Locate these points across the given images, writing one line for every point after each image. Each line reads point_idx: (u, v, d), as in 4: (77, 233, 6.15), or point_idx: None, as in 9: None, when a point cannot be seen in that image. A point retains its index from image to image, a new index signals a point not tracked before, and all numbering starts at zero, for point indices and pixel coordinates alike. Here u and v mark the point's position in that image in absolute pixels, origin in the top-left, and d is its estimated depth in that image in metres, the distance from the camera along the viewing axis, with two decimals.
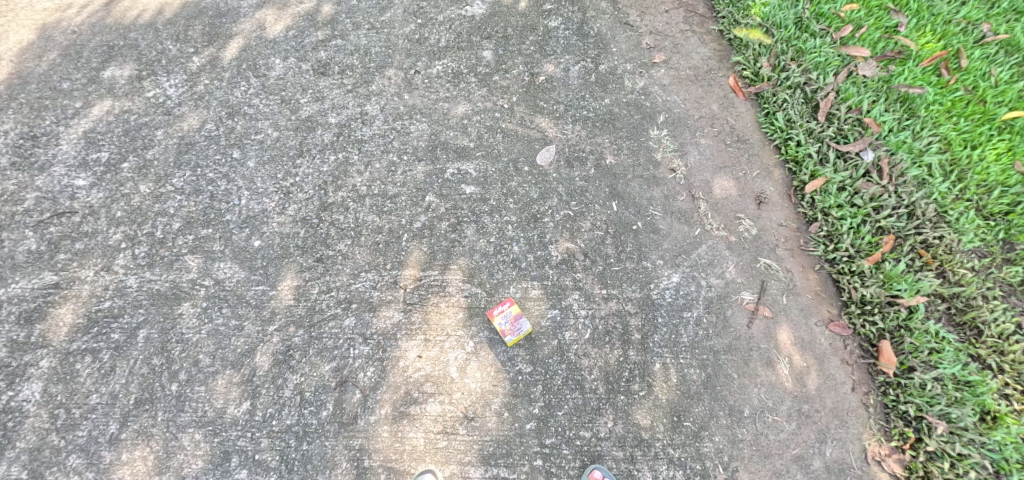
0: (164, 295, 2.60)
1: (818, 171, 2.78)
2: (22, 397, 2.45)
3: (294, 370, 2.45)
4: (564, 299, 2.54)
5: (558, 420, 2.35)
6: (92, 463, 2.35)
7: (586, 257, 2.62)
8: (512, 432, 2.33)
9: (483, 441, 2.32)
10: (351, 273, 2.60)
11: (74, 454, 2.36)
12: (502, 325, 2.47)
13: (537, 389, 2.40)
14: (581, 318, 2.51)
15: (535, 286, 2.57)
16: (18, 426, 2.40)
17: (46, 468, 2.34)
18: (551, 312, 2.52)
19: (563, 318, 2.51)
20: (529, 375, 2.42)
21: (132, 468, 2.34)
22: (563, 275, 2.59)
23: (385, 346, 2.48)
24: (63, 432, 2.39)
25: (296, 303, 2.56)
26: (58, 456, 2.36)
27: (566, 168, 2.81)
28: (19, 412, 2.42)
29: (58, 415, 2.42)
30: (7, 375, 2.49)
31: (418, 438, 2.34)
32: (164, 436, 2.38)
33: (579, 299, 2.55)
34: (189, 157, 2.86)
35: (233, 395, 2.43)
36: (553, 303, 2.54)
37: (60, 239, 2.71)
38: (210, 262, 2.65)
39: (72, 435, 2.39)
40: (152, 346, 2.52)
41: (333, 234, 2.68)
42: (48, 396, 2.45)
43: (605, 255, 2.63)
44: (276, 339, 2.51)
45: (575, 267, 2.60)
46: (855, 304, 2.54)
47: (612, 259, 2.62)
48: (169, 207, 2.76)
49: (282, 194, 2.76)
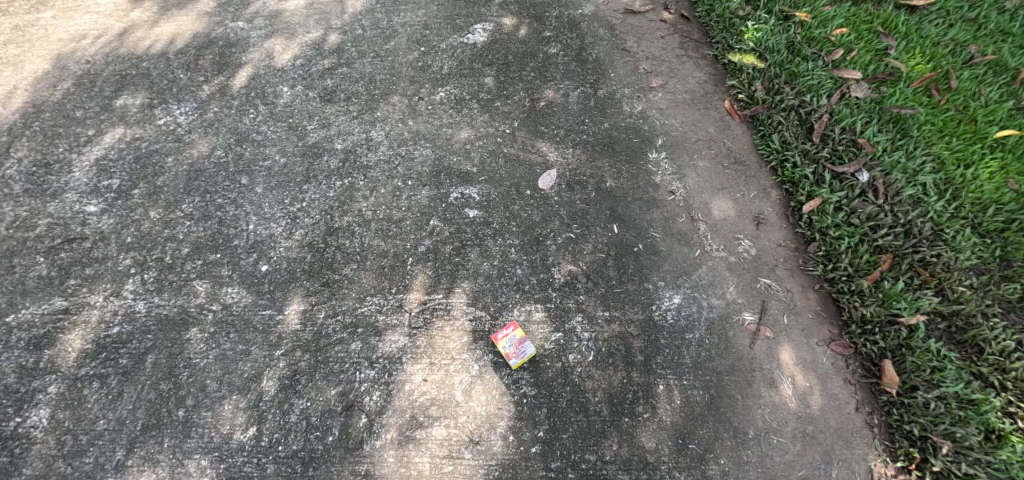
0: (172, 320, 2.65)
1: (815, 192, 2.84)
2: (29, 424, 2.55)
3: (301, 395, 2.51)
4: (568, 322, 2.58)
5: (563, 443, 2.36)
6: None
7: (588, 279, 2.66)
8: (518, 456, 2.34)
9: (489, 465, 2.33)
10: (357, 297, 2.62)
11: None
12: (506, 349, 2.50)
13: (542, 412, 2.42)
14: (584, 340, 2.54)
15: (538, 308, 2.60)
16: (25, 452, 2.49)
17: None
18: (555, 334, 2.55)
19: (567, 341, 2.54)
20: (533, 398, 2.45)
21: None
22: (566, 297, 2.63)
23: (391, 371, 2.52)
24: (70, 459, 2.49)
25: (302, 328, 2.59)
26: None
27: (567, 191, 2.85)
28: (26, 439, 2.51)
29: (65, 442, 2.51)
30: (15, 400, 2.59)
31: (423, 462, 2.35)
32: (170, 463, 2.46)
33: (582, 321, 2.58)
34: (198, 183, 2.87)
35: (240, 420, 2.50)
36: (556, 325, 2.57)
37: (71, 265, 2.78)
38: (219, 287, 2.67)
39: (79, 461, 2.49)
40: (160, 371, 2.60)
41: (340, 259, 2.68)
42: (55, 422, 2.56)
43: (607, 277, 2.66)
44: (282, 363, 2.55)
45: (579, 288, 2.64)
46: (855, 323, 2.57)
47: (615, 281, 2.66)
48: (178, 233, 2.77)
49: (290, 219, 2.76)
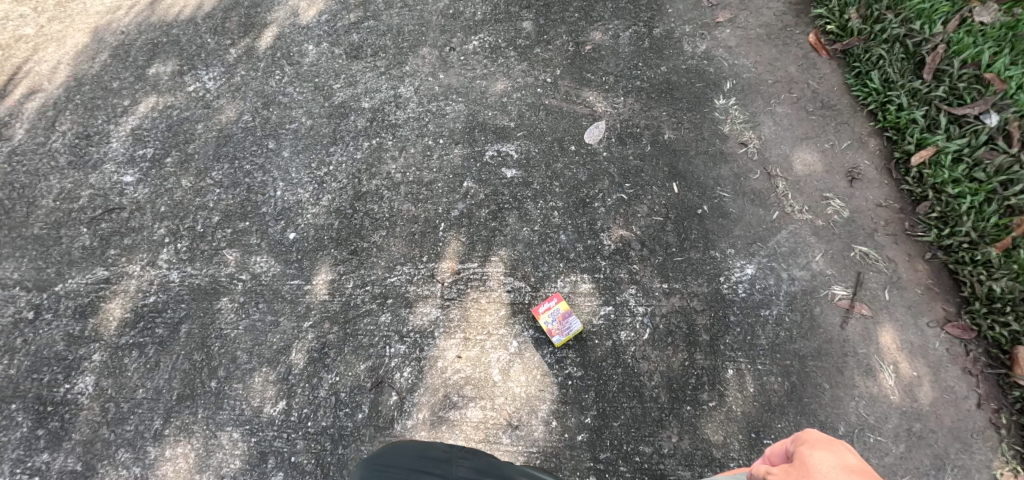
0: (204, 290, 2.57)
1: (926, 140, 2.31)
2: (77, 390, 2.59)
3: (329, 369, 2.36)
4: (620, 295, 2.26)
5: (614, 431, 2.09)
6: (139, 457, 2.45)
7: (643, 246, 2.32)
8: (562, 444, 2.10)
9: (530, 453, 2.11)
10: (386, 266, 2.41)
11: (122, 448, 2.46)
12: (548, 324, 2.22)
13: (590, 397, 2.15)
14: (639, 316, 2.22)
15: (585, 279, 2.30)
16: (75, 417, 2.55)
17: (99, 461, 2.46)
18: (605, 309, 2.25)
19: (618, 316, 2.24)
20: (579, 380, 2.18)
21: (174, 465, 2.41)
22: (616, 268, 2.31)
23: (422, 345, 2.32)
24: (113, 426, 2.51)
25: (330, 298, 2.42)
26: (109, 449, 2.47)
27: (617, 146, 2.49)
28: (75, 405, 2.57)
29: (109, 409, 2.54)
30: (64, 367, 2.64)
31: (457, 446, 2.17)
32: (205, 434, 2.42)
33: (636, 294, 2.25)
34: (227, 149, 2.72)
35: (270, 394, 2.39)
36: (606, 299, 2.26)
37: (111, 235, 2.76)
38: (248, 256, 2.55)
39: (121, 429, 2.51)
40: (193, 342, 2.54)
41: (368, 225, 2.47)
42: (100, 389, 2.58)
43: (666, 244, 2.31)
44: (310, 335, 2.41)
45: (633, 257, 2.31)
46: (978, 301, 2.08)
47: (675, 249, 2.30)
48: (208, 201, 2.66)
49: (316, 184, 2.57)
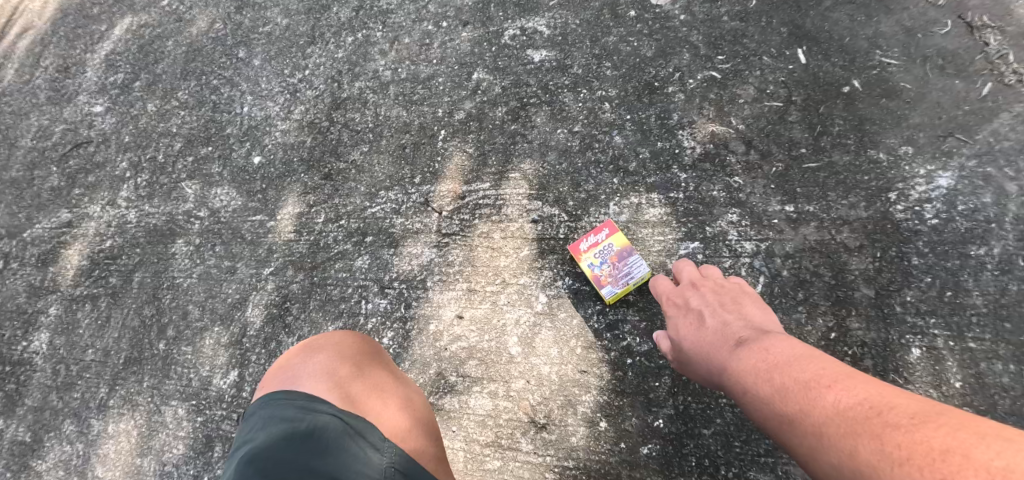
0: (159, 231, 2.03)
1: None
2: (32, 349, 2.15)
3: (290, 332, 1.70)
4: (712, 225, 1.46)
5: (705, 445, 1.33)
6: (83, 432, 1.97)
7: (750, 149, 1.50)
8: (615, 459, 1.37)
9: (564, 467, 1.39)
10: (366, 193, 1.73)
11: (68, 419, 2.01)
12: (593, 268, 1.45)
13: (664, 383, 1.38)
14: (744, 257, 1.42)
15: (655, 202, 1.51)
16: (28, 381, 2.11)
17: (46, 432, 2.02)
18: (686, 248, 1.46)
19: (709, 259, 1.43)
20: (646, 358, 1.41)
21: (117, 444, 1.89)
22: (703, 185, 1.50)
23: (409, 299, 1.60)
24: (62, 393, 2.05)
25: (297, 238, 1.78)
26: (56, 420, 2.02)
27: (703, 4, 1.65)
28: (28, 366, 2.13)
29: (59, 372, 2.08)
30: (23, 322, 2.20)
31: (453, 450, 1.47)
32: (150, 408, 1.86)
33: (740, 222, 1.44)
34: (196, 65, 2.16)
35: (220, 361, 1.79)
36: (688, 231, 1.47)
37: (77, 173, 2.31)
38: (207, 189, 1.97)
39: (68, 396, 2.03)
40: (144, 293, 1.99)
41: (346, 140, 1.81)
42: (53, 349, 2.13)
43: (790, 144, 1.48)
44: (270, 285, 1.77)
45: (734, 166, 1.49)
46: None
47: (804, 151, 1.47)
48: (172, 126, 2.13)
49: (288, 95, 1.95)
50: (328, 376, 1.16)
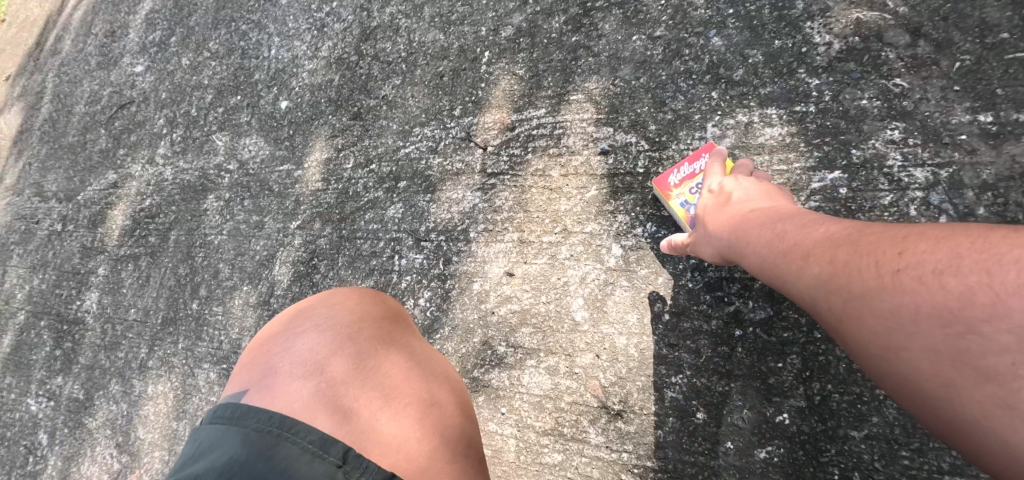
0: (193, 187, 1.86)
1: None
2: (83, 309, 2.11)
3: (318, 292, 1.47)
4: (861, 145, 1.04)
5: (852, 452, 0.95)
6: (127, 391, 1.88)
7: (918, 39, 1.05)
8: (717, 462, 1.03)
9: (645, 469, 1.07)
10: (399, 132, 1.46)
11: (115, 378, 1.93)
12: (683, 208, 1.09)
13: (791, 365, 1.00)
14: (912, 190, 1.00)
15: (775, 118, 1.11)
16: (80, 340, 2.08)
17: (96, 389, 1.97)
18: (821, 180, 1.06)
19: (858, 194, 1.03)
20: (762, 328, 1.03)
21: (156, 406, 1.77)
22: (845, 92, 1.07)
23: (449, 255, 1.31)
24: (109, 352, 1.97)
25: (325, 187, 1.53)
26: (105, 378, 1.96)
27: None
28: (81, 325, 2.10)
29: (107, 330, 2.01)
30: (78, 282, 2.18)
31: (504, 437, 1.19)
32: (184, 371, 1.71)
33: (903, 141, 1.02)
34: (226, 12, 1.97)
35: (249, 323, 1.59)
36: (825, 155, 1.06)
37: (122, 133, 2.21)
38: (237, 139, 1.78)
39: (114, 356, 1.95)
40: (180, 252, 1.84)
41: (378, 74, 1.54)
42: (101, 308, 2.05)
43: (983, 26, 1.01)
44: (298, 241, 1.54)
45: (893, 64, 1.06)
46: None
47: (1006, 35, 0.99)
48: (204, 78, 1.96)
49: (315, 32, 1.69)
50: (309, 360, 0.93)
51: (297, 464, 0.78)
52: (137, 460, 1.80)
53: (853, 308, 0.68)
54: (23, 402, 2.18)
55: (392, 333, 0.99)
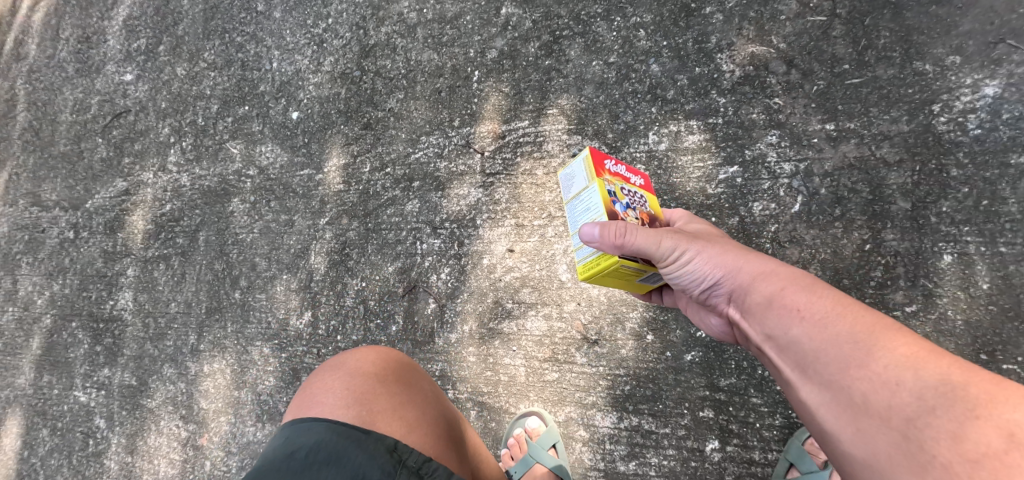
0: (214, 192, 2.16)
1: None
2: (120, 307, 2.42)
3: (353, 274, 1.88)
4: (751, 148, 1.52)
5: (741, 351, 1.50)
6: (183, 373, 2.24)
7: (791, 69, 1.51)
8: (662, 366, 1.56)
9: (616, 376, 1.59)
10: (409, 139, 1.82)
11: (167, 363, 2.29)
12: None
13: None
14: (783, 178, 1.49)
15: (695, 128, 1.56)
16: (122, 334, 2.39)
17: (149, 375, 2.32)
18: (726, 173, 1.53)
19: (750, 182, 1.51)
20: None
21: (214, 381, 2.16)
22: (742, 109, 1.54)
23: (462, 238, 1.74)
24: (155, 342, 2.32)
25: (346, 188, 1.90)
26: (157, 364, 2.31)
27: None
28: (121, 322, 2.41)
29: (149, 324, 2.34)
30: (107, 284, 2.45)
31: (516, 366, 1.68)
32: (237, 349, 2.10)
33: (780, 144, 1.50)
34: (217, 23, 2.18)
35: (293, 305, 1.98)
36: (728, 155, 1.53)
37: (123, 142, 2.41)
38: (253, 147, 2.07)
39: (162, 344, 2.30)
40: (212, 250, 2.16)
41: (381, 88, 1.87)
42: (139, 304, 2.36)
43: (832, 59, 1.49)
44: (329, 235, 1.92)
45: (774, 87, 1.52)
46: None
47: (847, 67, 1.48)
48: (205, 88, 2.19)
49: (316, 46, 1.97)
50: (358, 382, 1.24)
51: (366, 442, 1.10)
52: (203, 426, 2.18)
53: (858, 424, 0.84)
54: (70, 395, 2.45)
55: (417, 376, 1.32)
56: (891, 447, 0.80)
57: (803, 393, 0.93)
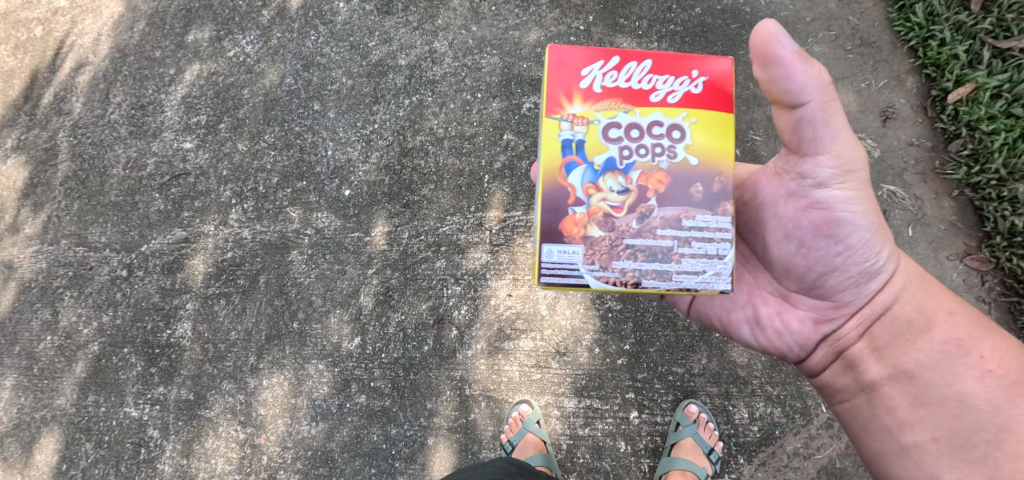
0: (274, 244, 2.85)
1: (967, 75, 2.34)
2: (178, 335, 2.97)
3: (396, 309, 2.69)
4: None
5: (650, 356, 2.54)
6: (241, 386, 2.85)
7: None
8: (604, 367, 2.55)
9: (576, 375, 2.56)
10: (438, 217, 2.66)
11: (226, 379, 2.88)
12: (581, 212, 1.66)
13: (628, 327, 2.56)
14: None
15: None
16: (179, 358, 2.95)
17: (207, 390, 2.89)
18: None
19: None
20: (619, 312, 2.57)
21: (273, 391, 2.82)
22: None
23: (476, 286, 2.63)
24: (215, 362, 2.90)
25: (390, 247, 2.70)
26: (215, 381, 2.89)
27: None
28: (178, 347, 2.96)
29: (208, 348, 2.92)
30: (164, 315, 2.99)
31: (513, 370, 2.60)
32: (295, 366, 2.80)
33: None
34: (276, 113, 2.86)
35: (345, 332, 2.75)
36: None
37: (182, 198, 2.99)
38: (310, 213, 2.80)
39: (223, 364, 2.89)
40: (272, 289, 2.85)
41: (417, 180, 2.69)
42: (198, 333, 2.94)
43: None
44: (375, 280, 2.72)
45: None
46: (1001, 236, 2.29)
47: None
48: (266, 163, 2.86)
49: (364, 142, 2.74)
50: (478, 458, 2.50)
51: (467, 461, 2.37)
52: (262, 428, 2.81)
53: (945, 429, 1.74)
54: (121, 411, 2.95)
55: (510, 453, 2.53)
56: (959, 445, 1.71)
57: (924, 394, 1.78)
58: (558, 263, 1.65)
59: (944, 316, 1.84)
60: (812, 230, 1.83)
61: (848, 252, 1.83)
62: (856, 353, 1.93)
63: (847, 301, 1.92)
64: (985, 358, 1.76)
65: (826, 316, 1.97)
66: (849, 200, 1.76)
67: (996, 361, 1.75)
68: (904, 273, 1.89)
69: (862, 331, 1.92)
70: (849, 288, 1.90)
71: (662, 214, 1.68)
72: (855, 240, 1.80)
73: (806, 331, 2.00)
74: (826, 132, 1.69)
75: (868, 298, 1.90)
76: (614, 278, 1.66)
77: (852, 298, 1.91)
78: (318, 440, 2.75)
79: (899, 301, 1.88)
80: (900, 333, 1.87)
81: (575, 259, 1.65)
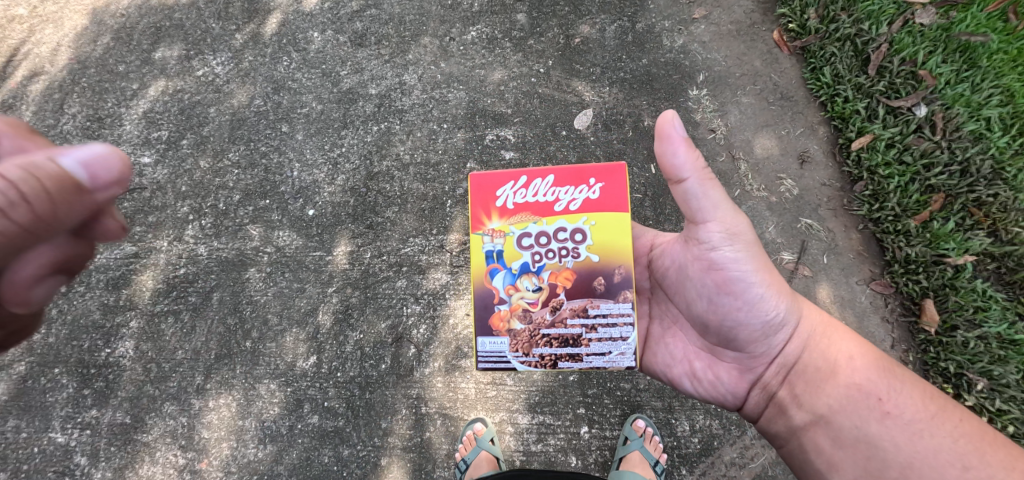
0: (231, 261, 2.84)
1: (866, 128, 2.74)
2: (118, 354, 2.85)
3: (354, 327, 2.74)
4: None
5: (599, 373, 2.70)
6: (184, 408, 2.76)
7: None
8: (556, 383, 2.69)
9: (530, 391, 2.69)
10: (400, 238, 2.77)
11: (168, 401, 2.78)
12: (503, 307, 2.05)
13: None
14: None
15: None
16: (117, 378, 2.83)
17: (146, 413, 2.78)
18: None
19: None
20: None
21: (219, 413, 2.74)
22: None
23: (436, 305, 2.73)
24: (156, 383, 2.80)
25: (351, 267, 2.77)
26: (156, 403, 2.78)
27: (603, 131, 2.83)
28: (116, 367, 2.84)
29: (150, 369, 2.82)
30: (104, 334, 2.88)
31: (469, 387, 2.69)
32: (244, 386, 2.75)
33: None
34: (242, 132, 2.93)
35: (301, 351, 2.75)
36: None
37: (134, 213, 2.94)
38: (271, 231, 2.83)
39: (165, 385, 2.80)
40: (225, 307, 2.82)
41: (381, 202, 2.80)
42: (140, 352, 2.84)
43: (644, 217, 2.73)
44: (335, 299, 2.76)
45: None
46: (898, 263, 2.65)
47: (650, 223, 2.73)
48: (228, 181, 2.90)
49: (331, 165, 2.85)
50: None
51: None
52: (203, 452, 2.72)
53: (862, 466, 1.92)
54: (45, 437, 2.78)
55: None
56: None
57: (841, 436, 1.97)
58: (490, 352, 2.06)
59: (846, 362, 2.05)
60: (722, 290, 2.08)
61: (750, 306, 2.06)
62: (781, 399, 2.13)
63: (760, 352, 2.13)
64: (883, 399, 1.96)
65: (747, 366, 2.18)
66: (741, 257, 2.01)
67: (892, 398, 1.95)
68: (806, 322, 2.12)
69: (778, 375, 2.14)
70: (760, 341, 2.12)
71: (571, 306, 2.04)
72: (752, 295, 2.04)
73: (734, 381, 2.21)
74: (708, 204, 1.98)
75: (779, 349, 2.12)
76: (535, 361, 2.04)
77: (764, 350, 2.13)
78: (265, 463, 2.69)
79: (805, 350, 2.11)
80: (813, 380, 2.08)
81: (503, 349, 2.05)
